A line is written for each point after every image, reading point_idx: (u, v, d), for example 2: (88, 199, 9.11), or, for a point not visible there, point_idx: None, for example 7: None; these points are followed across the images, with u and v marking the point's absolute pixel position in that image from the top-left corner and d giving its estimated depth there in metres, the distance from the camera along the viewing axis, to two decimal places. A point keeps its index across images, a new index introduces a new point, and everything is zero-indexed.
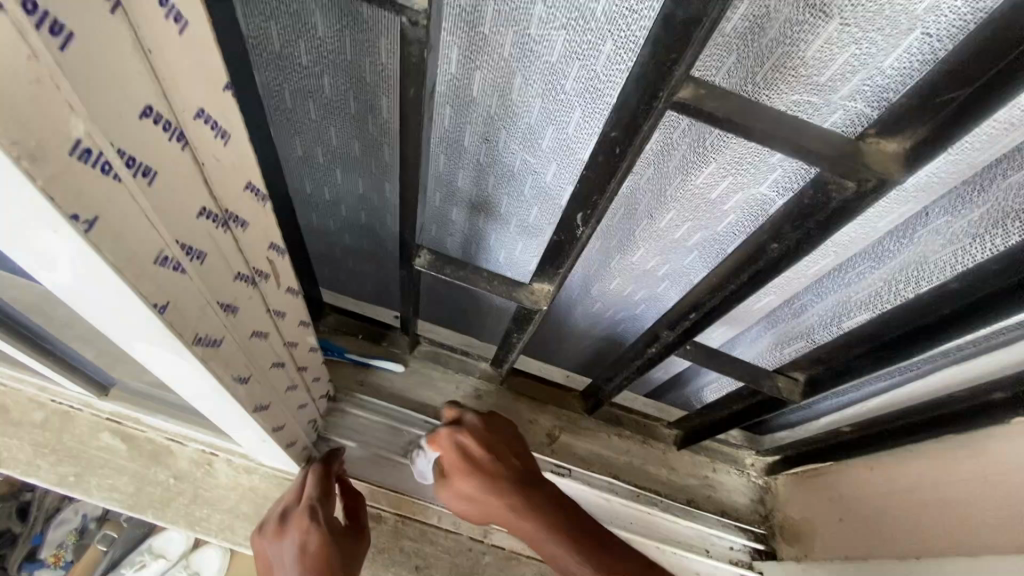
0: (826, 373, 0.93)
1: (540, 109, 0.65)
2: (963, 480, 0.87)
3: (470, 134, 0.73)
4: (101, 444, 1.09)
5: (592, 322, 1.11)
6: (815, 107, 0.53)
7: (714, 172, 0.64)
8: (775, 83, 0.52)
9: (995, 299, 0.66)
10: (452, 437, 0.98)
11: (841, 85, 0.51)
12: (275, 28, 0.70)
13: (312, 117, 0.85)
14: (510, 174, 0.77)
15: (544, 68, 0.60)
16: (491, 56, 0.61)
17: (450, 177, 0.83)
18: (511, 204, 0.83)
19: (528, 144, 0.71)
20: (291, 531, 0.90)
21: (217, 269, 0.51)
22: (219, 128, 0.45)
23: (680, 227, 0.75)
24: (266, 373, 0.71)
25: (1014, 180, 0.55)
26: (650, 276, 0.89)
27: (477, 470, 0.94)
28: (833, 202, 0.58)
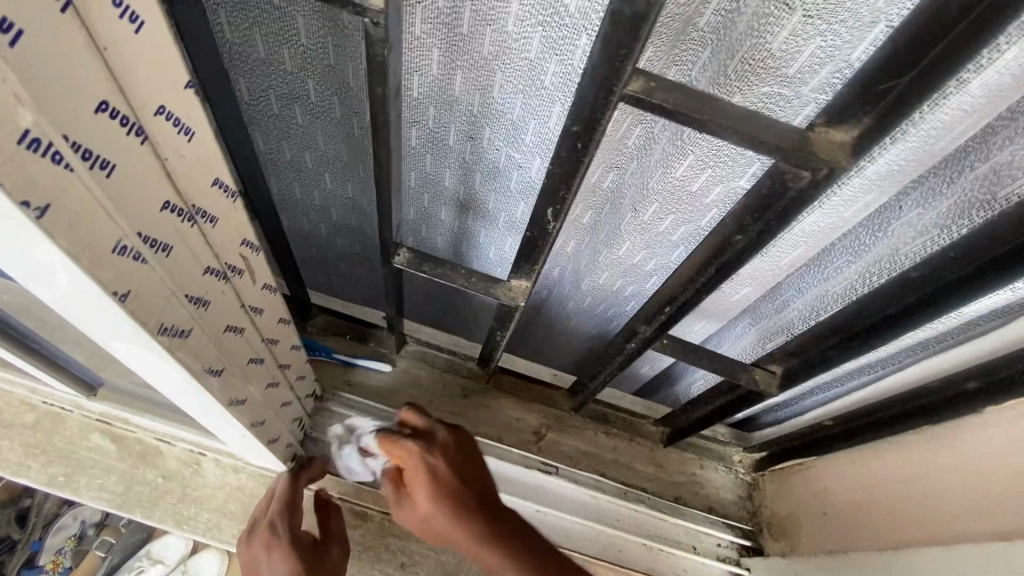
0: (801, 366, 0.93)
1: (521, 106, 0.74)
2: (940, 470, 0.87)
3: (456, 134, 0.84)
4: (91, 445, 1.11)
5: (582, 320, 1.13)
6: (786, 98, 0.55)
7: (694, 165, 0.65)
8: (746, 76, 0.54)
9: (958, 288, 0.67)
10: (415, 452, 0.83)
11: (810, 77, 0.52)
12: (259, 35, 0.73)
13: (300, 122, 0.87)
14: (496, 169, 0.87)
15: (523, 65, 0.68)
16: (470, 57, 0.70)
17: (442, 176, 0.94)
18: (499, 198, 0.94)
19: (512, 140, 0.80)
20: (256, 546, 0.91)
21: (184, 261, 0.52)
22: (183, 125, 0.47)
23: (664, 220, 0.76)
24: (242, 368, 0.73)
25: (981, 171, 0.56)
26: (638, 270, 0.90)
27: (439, 494, 0.79)
28: (790, 191, 0.59)
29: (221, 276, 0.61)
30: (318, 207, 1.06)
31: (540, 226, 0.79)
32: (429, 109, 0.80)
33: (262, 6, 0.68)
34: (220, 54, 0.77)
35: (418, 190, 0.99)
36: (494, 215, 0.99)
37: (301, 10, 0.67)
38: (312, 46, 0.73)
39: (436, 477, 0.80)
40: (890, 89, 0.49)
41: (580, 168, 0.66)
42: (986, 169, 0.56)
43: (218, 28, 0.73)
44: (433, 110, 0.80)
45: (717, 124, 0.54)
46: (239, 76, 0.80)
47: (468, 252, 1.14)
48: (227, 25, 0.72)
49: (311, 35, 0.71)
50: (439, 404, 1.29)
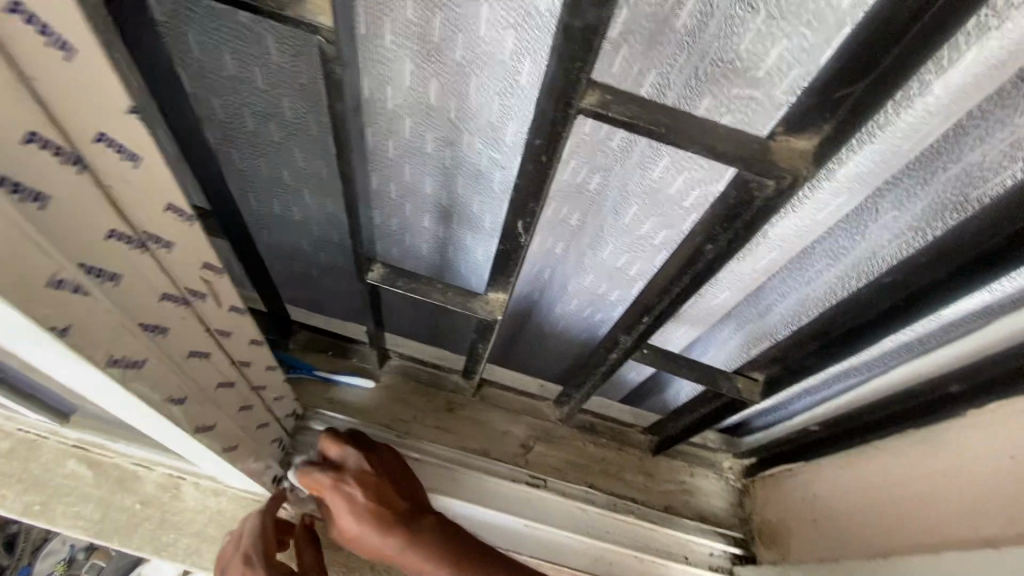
0: (783, 373, 0.92)
1: (499, 106, 0.73)
2: (925, 474, 0.86)
3: (434, 141, 0.83)
4: (67, 471, 1.08)
5: (569, 325, 1.13)
6: (758, 102, 0.53)
7: (670, 168, 0.66)
8: (716, 79, 0.54)
9: (931, 293, 0.67)
10: (331, 481, 0.97)
11: (779, 80, 0.51)
12: (228, 52, 0.72)
13: (275, 138, 0.86)
14: (477, 172, 0.86)
15: (498, 69, 0.67)
16: (444, 63, 0.69)
17: (422, 184, 0.93)
18: (482, 201, 0.93)
19: (492, 141, 0.79)
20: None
21: (137, 290, 0.52)
22: (129, 152, 0.46)
23: (646, 223, 0.78)
24: (209, 392, 0.71)
25: (953, 172, 0.55)
26: (623, 275, 0.91)
27: (356, 515, 0.95)
28: (756, 200, 0.58)
29: (179, 300, 0.60)
30: (296, 222, 1.04)
31: (510, 239, 0.77)
32: (405, 119, 0.80)
33: (228, 23, 0.67)
34: (193, 71, 0.76)
35: (399, 199, 0.99)
36: (478, 219, 0.98)
37: (269, 28, 0.67)
38: (283, 64, 0.73)
39: (353, 500, 0.95)
40: (847, 96, 0.49)
41: (547, 182, 0.65)
42: (958, 171, 0.55)
43: (186, 46, 0.72)
44: (409, 119, 0.80)
45: (677, 135, 0.53)
46: (212, 95, 0.80)
47: (455, 258, 1.14)
48: (195, 42, 0.71)
49: (282, 52, 0.71)
50: (423, 419, 1.28)
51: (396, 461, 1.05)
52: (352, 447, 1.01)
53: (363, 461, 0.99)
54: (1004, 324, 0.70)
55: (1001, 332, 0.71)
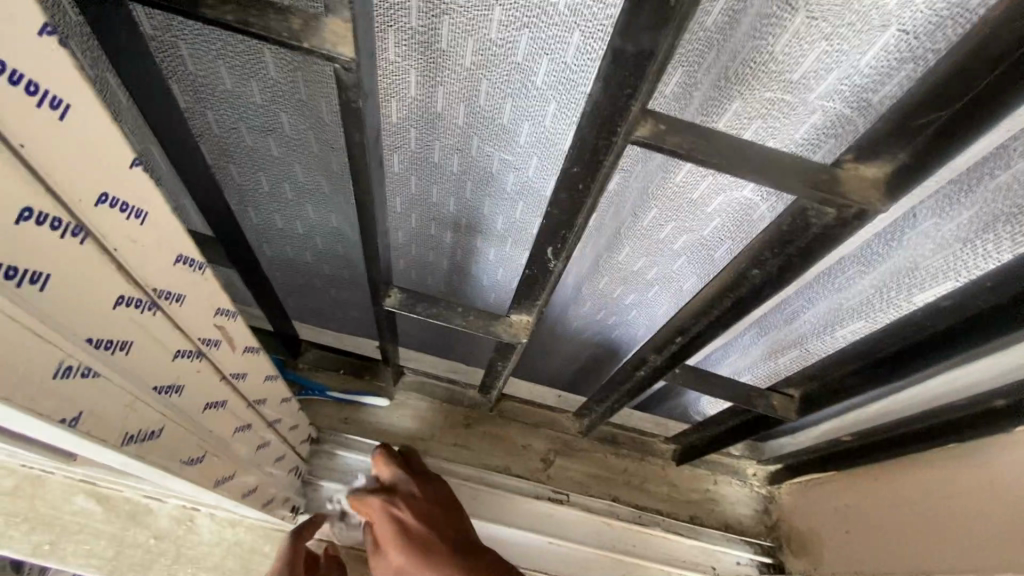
0: (821, 388, 0.89)
1: (512, 109, 0.67)
2: (969, 490, 0.84)
3: (443, 151, 0.78)
4: (76, 509, 1.04)
5: (582, 327, 1.08)
6: (789, 107, 0.48)
7: (692, 172, 0.60)
8: (745, 82, 0.48)
9: (997, 315, 0.63)
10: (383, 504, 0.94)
11: (815, 83, 0.46)
12: (224, 67, 0.66)
13: (274, 154, 0.81)
14: (489, 176, 0.81)
15: (511, 69, 0.62)
16: (454, 69, 0.64)
17: (431, 194, 0.88)
18: (494, 205, 0.87)
19: (504, 143, 0.73)
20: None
21: (151, 353, 0.48)
22: (132, 208, 0.41)
23: (664, 227, 0.71)
24: (227, 441, 0.67)
25: (1003, 179, 0.50)
26: (638, 280, 0.86)
27: (406, 543, 0.89)
28: (813, 228, 0.54)
29: (195, 355, 0.55)
30: (301, 235, 0.99)
31: (539, 265, 0.73)
32: (412, 130, 0.75)
33: (224, 38, 0.62)
34: (187, 86, 0.71)
35: (406, 212, 0.94)
36: (491, 225, 0.93)
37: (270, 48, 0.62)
38: (283, 79, 0.68)
39: (404, 526, 0.90)
40: (929, 123, 0.44)
41: (583, 212, 0.61)
42: (1007, 178, 0.50)
43: (180, 61, 0.67)
44: (416, 131, 0.75)
45: (734, 168, 0.48)
46: (207, 109, 0.74)
47: (468, 267, 1.08)
48: (188, 56, 0.66)
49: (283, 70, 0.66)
50: (442, 437, 1.25)
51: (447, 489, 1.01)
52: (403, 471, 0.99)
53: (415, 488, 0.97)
54: None
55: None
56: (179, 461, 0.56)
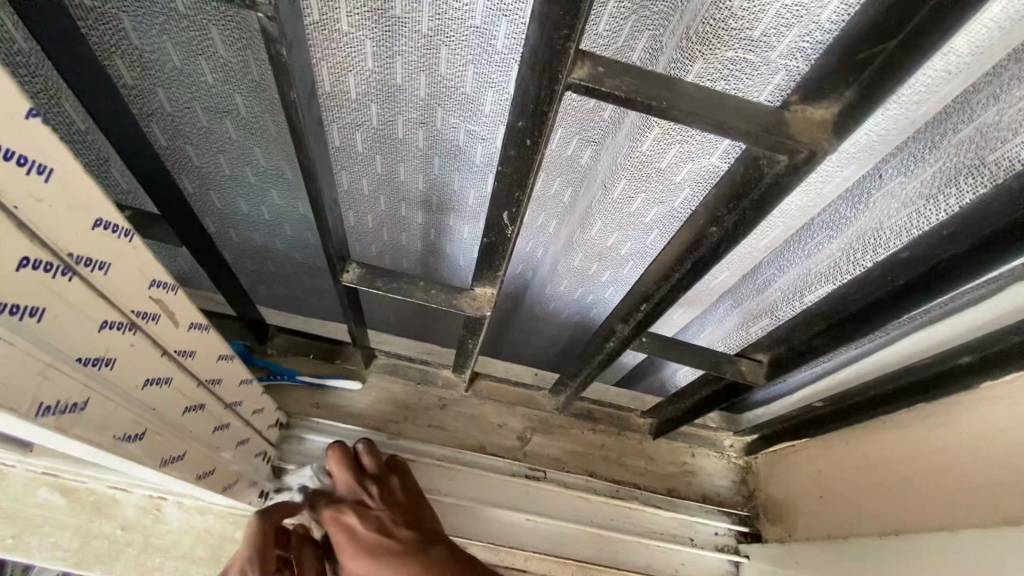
0: (790, 353, 0.88)
1: (474, 76, 0.65)
2: (935, 449, 0.83)
3: (406, 125, 0.75)
4: (38, 501, 1.01)
5: (559, 307, 1.07)
6: (752, 67, 0.47)
7: (660, 139, 0.59)
8: (706, 42, 0.46)
9: (951, 266, 0.62)
10: (333, 513, 0.93)
11: (776, 41, 0.44)
12: (171, 43, 0.64)
13: (234, 137, 0.78)
14: (457, 149, 0.78)
15: (470, 35, 0.60)
16: (408, 37, 0.61)
17: (397, 172, 0.85)
18: (465, 180, 0.85)
19: (468, 113, 0.71)
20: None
21: (68, 322, 0.45)
22: (33, 163, 0.38)
23: (634, 199, 0.70)
24: (171, 420, 0.65)
25: (965, 133, 0.51)
26: (613, 255, 0.85)
27: (358, 550, 0.87)
28: (767, 177, 0.52)
29: (127, 328, 0.53)
30: (266, 220, 0.96)
31: (496, 232, 0.71)
32: (372, 106, 0.72)
33: (167, 11, 0.60)
34: (133, 61, 0.68)
35: (373, 193, 0.91)
36: (462, 201, 0.91)
37: (215, 20, 0.61)
38: (233, 55, 0.66)
39: (354, 533, 0.89)
40: (872, 57, 0.43)
41: (533, 169, 0.59)
42: (970, 131, 0.51)
43: (123, 34, 0.64)
44: (376, 106, 0.72)
45: (685, 116, 0.47)
46: (158, 87, 0.71)
47: (441, 247, 1.07)
48: (132, 31, 0.63)
49: (232, 44, 0.64)
50: (416, 418, 1.23)
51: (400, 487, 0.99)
52: (351, 476, 0.98)
53: (366, 492, 0.95)
54: (1017, 292, 0.66)
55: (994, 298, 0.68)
56: (115, 439, 0.54)
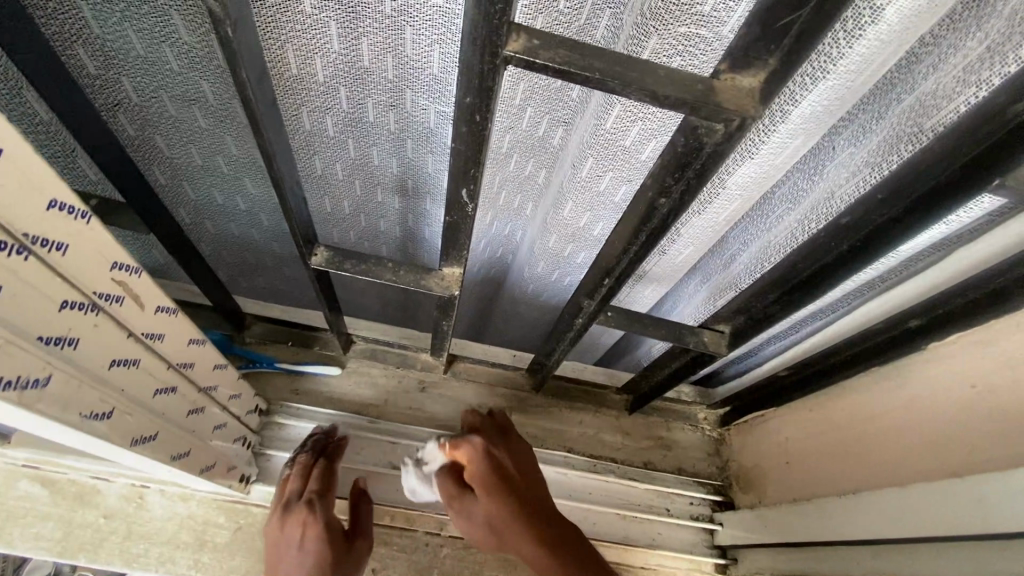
0: (749, 324, 0.91)
1: (440, 56, 0.66)
2: (889, 410, 0.87)
3: (376, 107, 0.76)
4: (19, 493, 1.02)
5: (539, 288, 1.10)
6: (705, 40, 0.49)
7: (622, 117, 0.63)
8: (661, 18, 0.48)
9: (895, 229, 0.64)
10: (481, 448, 0.92)
11: (726, 15, 0.46)
12: (132, 31, 0.65)
13: (202, 125, 0.79)
14: (429, 131, 0.80)
15: (433, 15, 0.61)
16: (373, 20, 0.63)
17: (371, 156, 0.86)
18: (438, 163, 0.86)
19: (437, 94, 0.72)
20: (290, 526, 0.95)
21: (28, 301, 0.46)
22: None
23: (603, 178, 0.74)
24: (140, 401, 0.66)
25: (906, 103, 0.54)
26: (585, 235, 0.89)
27: (497, 471, 0.88)
28: (706, 147, 0.55)
29: (89, 308, 0.54)
30: (242, 211, 0.97)
31: (457, 210, 0.72)
32: (341, 90, 0.73)
33: None
34: (94, 51, 0.69)
35: (347, 178, 0.92)
36: (437, 184, 0.92)
37: (176, 5, 0.61)
38: (196, 41, 0.66)
39: (497, 463, 0.90)
40: (791, 24, 0.44)
41: (485, 144, 0.60)
42: (912, 100, 0.54)
43: (82, 22, 0.64)
44: (345, 90, 0.73)
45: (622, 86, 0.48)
46: (123, 76, 0.72)
47: (418, 231, 1.08)
48: (92, 20, 0.64)
49: (194, 30, 0.65)
50: (395, 401, 1.25)
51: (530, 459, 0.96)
52: (494, 431, 0.99)
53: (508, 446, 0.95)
54: (962, 254, 0.69)
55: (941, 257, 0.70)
56: (82, 418, 0.55)
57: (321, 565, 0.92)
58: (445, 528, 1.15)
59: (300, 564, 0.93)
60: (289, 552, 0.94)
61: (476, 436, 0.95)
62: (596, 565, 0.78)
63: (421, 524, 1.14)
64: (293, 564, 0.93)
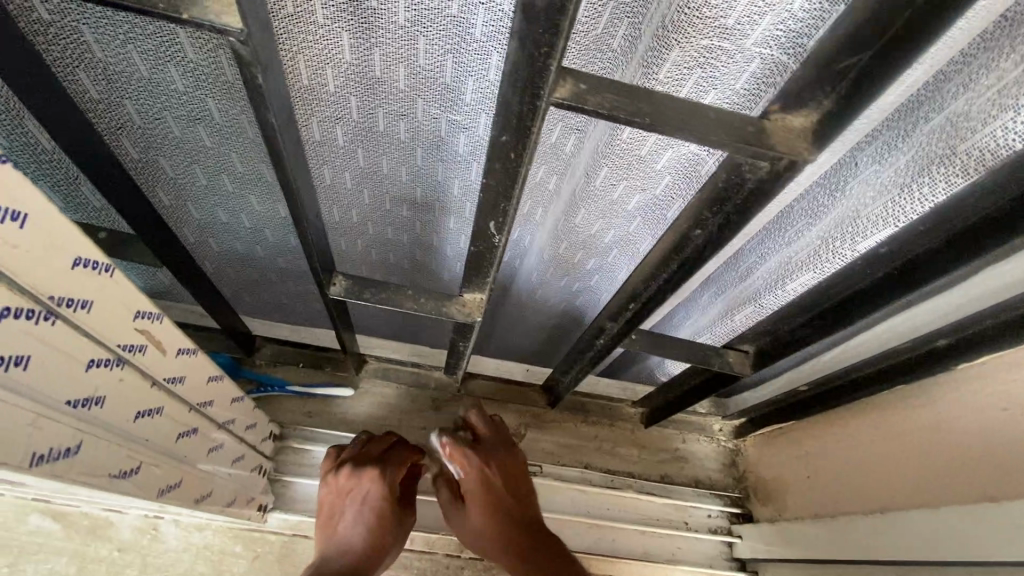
0: (774, 343, 0.91)
1: (454, 66, 0.61)
2: (918, 430, 0.87)
3: (388, 118, 0.71)
4: (32, 528, 1.01)
5: (546, 297, 1.03)
6: (726, 55, 0.48)
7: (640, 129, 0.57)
8: (682, 31, 0.47)
9: (935, 258, 0.63)
10: (480, 463, 0.97)
11: (751, 29, 0.45)
12: (136, 52, 0.61)
13: (208, 144, 0.74)
14: (439, 140, 0.74)
15: (447, 24, 0.57)
16: (387, 28, 0.58)
17: (381, 166, 0.80)
18: (448, 172, 0.79)
19: (449, 103, 0.67)
20: (357, 477, 0.96)
21: (56, 367, 0.45)
22: (11, 213, 0.37)
23: (617, 187, 0.69)
24: (164, 448, 0.65)
25: (933, 124, 0.52)
26: (596, 244, 0.83)
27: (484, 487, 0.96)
28: (749, 182, 0.54)
29: (114, 363, 0.52)
30: (247, 229, 0.92)
31: (483, 240, 0.70)
32: (352, 98, 0.67)
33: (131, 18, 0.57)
34: (97, 75, 0.64)
35: (356, 187, 0.85)
36: (451, 198, 0.85)
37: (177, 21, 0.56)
38: (202, 59, 0.61)
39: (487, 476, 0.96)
40: (851, 67, 0.44)
41: (519, 180, 0.58)
42: (942, 120, 0.51)
43: (84, 46, 0.61)
44: (357, 98, 0.67)
45: (668, 128, 0.47)
46: (125, 99, 0.68)
47: (425, 256, 1.04)
48: (93, 43, 0.60)
49: (198, 46, 0.60)
50: (410, 421, 1.23)
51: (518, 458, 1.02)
52: (494, 444, 1.01)
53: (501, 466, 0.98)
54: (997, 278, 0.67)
55: (977, 287, 0.68)
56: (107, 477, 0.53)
57: (376, 518, 0.94)
58: (465, 550, 1.14)
59: (356, 513, 0.94)
60: (349, 508, 0.95)
61: (478, 447, 0.99)
62: (549, 554, 0.89)
63: (440, 546, 1.13)
64: (350, 520, 0.94)
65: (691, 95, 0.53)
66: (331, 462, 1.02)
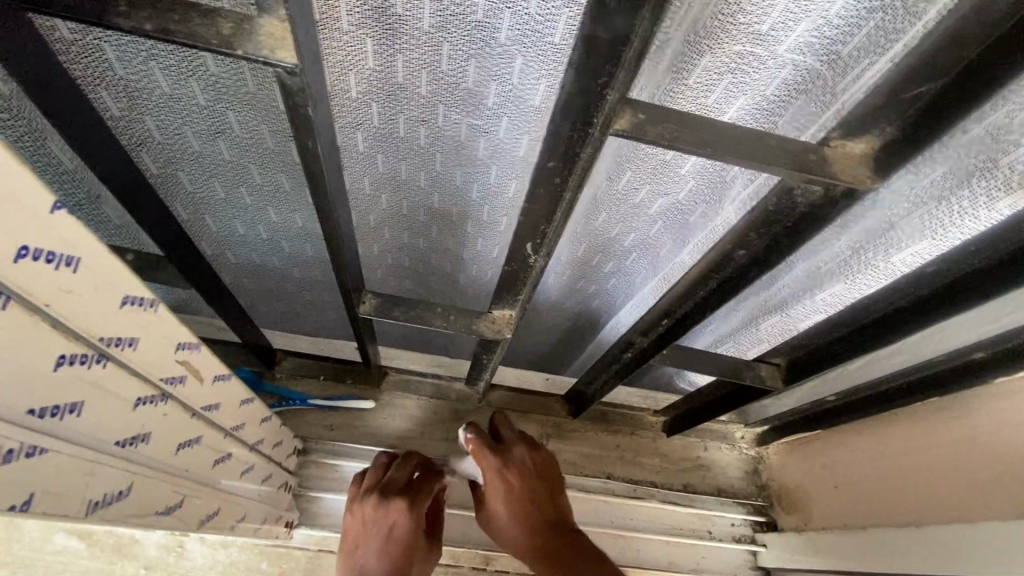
0: (805, 355, 0.91)
1: (477, 71, 0.58)
2: (954, 442, 0.86)
3: (408, 124, 0.67)
4: (58, 547, 1.01)
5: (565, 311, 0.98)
6: (758, 61, 0.47)
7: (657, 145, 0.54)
8: (712, 36, 0.45)
9: (983, 277, 0.62)
10: (495, 459, 0.98)
11: (785, 36, 0.44)
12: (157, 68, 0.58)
13: (228, 157, 0.71)
14: (460, 145, 0.70)
15: (470, 28, 0.53)
16: (410, 35, 0.54)
17: (400, 172, 0.76)
18: (467, 177, 0.75)
19: (471, 108, 0.63)
20: (384, 508, 0.93)
21: (104, 406, 0.44)
22: (68, 259, 0.36)
23: (639, 191, 0.64)
24: (201, 475, 0.64)
25: (974, 134, 0.46)
26: (615, 247, 0.76)
27: (508, 498, 0.96)
28: (800, 206, 0.56)
29: (158, 398, 0.51)
30: (263, 241, 0.89)
31: (518, 260, 0.69)
32: (373, 105, 0.64)
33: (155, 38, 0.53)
34: (119, 92, 0.61)
35: (374, 193, 0.81)
36: (473, 206, 0.81)
37: None
38: (226, 74, 0.58)
39: (508, 484, 0.97)
40: (921, 95, 0.46)
41: (562, 205, 0.57)
42: (980, 131, 0.46)
43: (106, 64, 0.57)
44: (378, 104, 0.64)
45: (719, 153, 0.49)
46: (145, 115, 0.65)
47: (441, 264, 1.02)
48: (115, 61, 0.57)
49: (221, 61, 0.56)
50: (433, 433, 1.23)
51: (551, 464, 1.01)
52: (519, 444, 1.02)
53: (524, 458, 0.99)
54: None
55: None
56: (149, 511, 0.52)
57: (402, 551, 0.91)
58: (491, 562, 1.14)
59: (381, 545, 0.91)
60: (373, 541, 0.91)
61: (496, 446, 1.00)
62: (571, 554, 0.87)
63: (465, 560, 1.13)
64: (374, 556, 0.90)
65: (716, 103, 0.51)
66: (354, 492, 1.00)
